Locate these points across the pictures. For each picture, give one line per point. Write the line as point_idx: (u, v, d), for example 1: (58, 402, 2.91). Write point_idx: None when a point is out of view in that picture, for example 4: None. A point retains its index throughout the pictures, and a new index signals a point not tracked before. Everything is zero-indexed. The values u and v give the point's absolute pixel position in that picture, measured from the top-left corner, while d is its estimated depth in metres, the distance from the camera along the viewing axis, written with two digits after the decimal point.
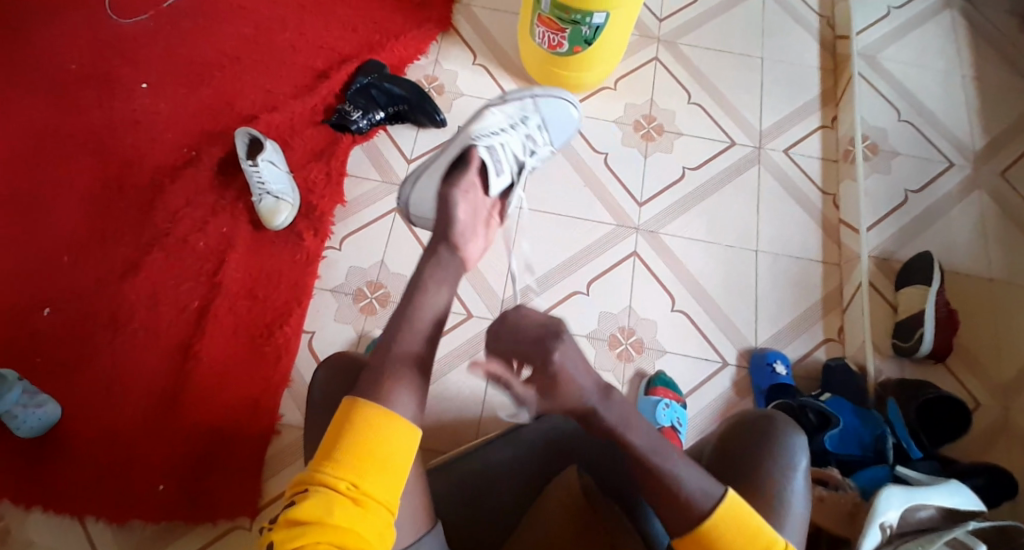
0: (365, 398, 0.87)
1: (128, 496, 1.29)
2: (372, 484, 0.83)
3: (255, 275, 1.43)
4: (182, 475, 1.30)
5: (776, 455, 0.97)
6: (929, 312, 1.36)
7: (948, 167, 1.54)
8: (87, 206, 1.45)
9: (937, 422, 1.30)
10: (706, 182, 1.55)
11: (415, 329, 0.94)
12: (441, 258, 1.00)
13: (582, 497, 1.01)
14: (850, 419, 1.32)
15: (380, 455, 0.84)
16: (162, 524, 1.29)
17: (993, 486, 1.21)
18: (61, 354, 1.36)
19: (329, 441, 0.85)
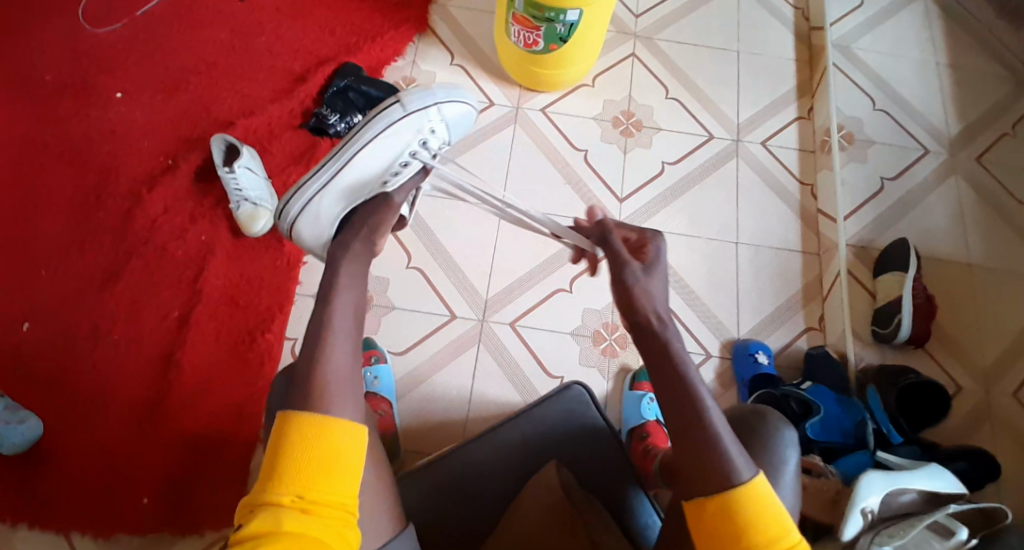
0: (295, 409, 0.87)
1: (111, 510, 1.28)
2: (318, 488, 0.83)
3: (236, 283, 1.42)
4: (166, 486, 1.29)
5: (768, 452, 0.98)
6: (906, 299, 1.36)
7: (924, 153, 1.55)
8: (63, 219, 1.44)
9: (915, 405, 1.29)
10: (684, 176, 1.55)
11: (328, 330, 0.92)
12: (355, 252, 1.01)
13: (561, 492, 1.00)
14: (831, 407, 1.32)
15: (323, 460, 0.85)
16: (146, 537, 1.28)
17: (973, 470, 1.21)
18: (40, 370, 1.35)
19: (268, 458, 0.85)
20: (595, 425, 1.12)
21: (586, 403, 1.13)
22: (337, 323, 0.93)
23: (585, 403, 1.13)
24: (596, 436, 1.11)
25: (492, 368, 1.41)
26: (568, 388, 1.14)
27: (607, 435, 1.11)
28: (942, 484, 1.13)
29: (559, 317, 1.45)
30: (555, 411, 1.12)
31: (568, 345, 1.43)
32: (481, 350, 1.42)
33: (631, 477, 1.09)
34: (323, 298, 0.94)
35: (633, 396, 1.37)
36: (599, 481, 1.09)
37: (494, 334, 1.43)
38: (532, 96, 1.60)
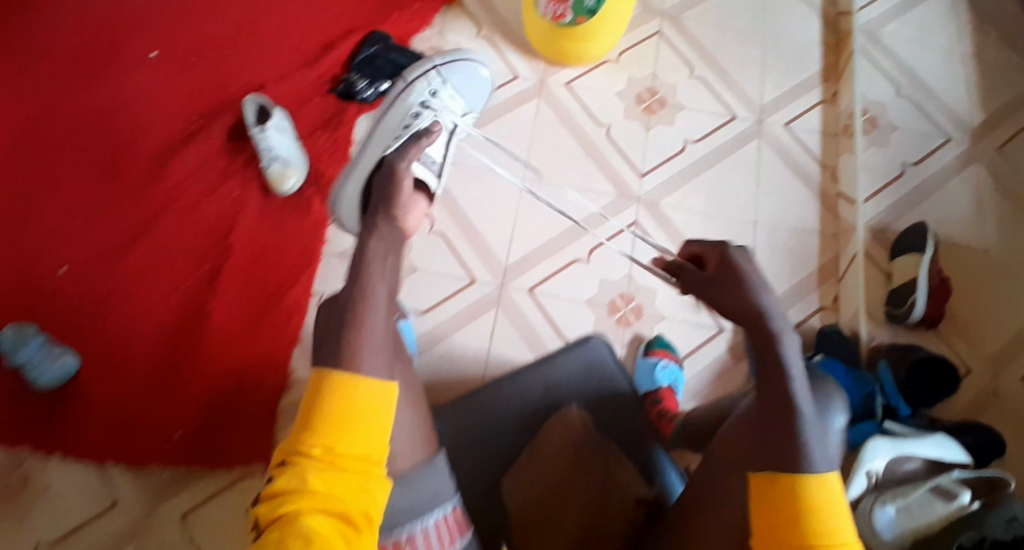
0: (330, 368, 0.87)
1: (146, 443, 1.38)
2: (345, 444, 0.85)
3: (265, 239, 1.48)
4: (198, 423, 1.39)
5: (812, 408, 0.99)
6: (922, 280, 1.38)
7: (946, 141, 1.56)
8: (98, 172, 1.50)
9: (925, 381, 1.30)
10: (705, 154, 1.58)
11: (364, 297, 0.90)
12: (383, 229, 0.95)
13: (581, 430, 1.11)
14: (841, 379, 1.32)
15: (351, 420, 0.86)
16: (178, 470, 1.38)
17: (981, 447, 1.22)
18: (77, 313, 1.43)
19: (302, 413, 0.86)
20: (609, 380, 1.23)
21: (605, 356, 1.25)
22: (379, 289, 0.91)
23: (604, 355, 1.25)
24: (612, 387, 1.22)
25: (508, 332, 1.44)
26: (590, 340, 1.26)
27: (623, 388, 1.23)
28: (945, 452, 1.14)
29: (577, 286, 1.48)
30: (577, 362, 1.24)
31: (584, 314, 1.46)
32: (499, 314, 1.45)
33: (649, 429, 1.20)
34: (358, 261, 0.92)
35: (647, 363, 1.39)
36: (616, 429, 1.19)
37: (512, 300, 1.46)
38: (558, 70, 1.63)
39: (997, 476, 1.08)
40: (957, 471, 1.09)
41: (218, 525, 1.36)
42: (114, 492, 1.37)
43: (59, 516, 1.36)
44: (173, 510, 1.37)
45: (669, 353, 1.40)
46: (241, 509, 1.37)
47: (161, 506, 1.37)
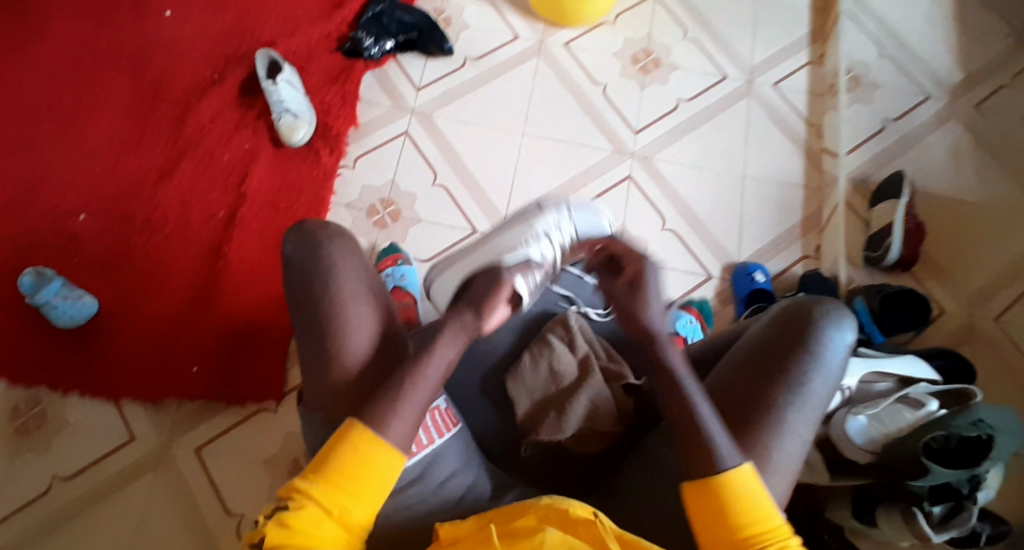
0: (359, 424, 0.97)
1: (164, 379, 1.47)
2: (350, 500, 0.94)
3: (277, 188, 1.55)
4: (215, 358, 1.48)
5: (810, 345, 0.98)
6: (897, 224, 1.48)
7: (926, 98, 1.64)
8: (118, 122, 1.58)
9: (902, 312, 1.41)
10: (697, 111, 1.64)
11: (418, 372, 1.01)
12: (464, 320, 1.05)
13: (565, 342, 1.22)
14: None
15: (359, 475, 0.95)
16: (196, 404, 1.47)
17: (952, 367, 1.37)
18: (95, 257, 1.50)
19: (319, 461, 0.95)
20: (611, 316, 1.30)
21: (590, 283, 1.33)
22: (427, 375, 1.01)
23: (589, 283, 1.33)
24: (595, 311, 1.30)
25: None
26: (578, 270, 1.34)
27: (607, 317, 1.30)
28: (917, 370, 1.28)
29: None
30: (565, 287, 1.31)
31: None
32: None
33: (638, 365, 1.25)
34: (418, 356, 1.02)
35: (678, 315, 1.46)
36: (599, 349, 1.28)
37: None
38: (556, 31, 1.70)
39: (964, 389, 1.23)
40: (924, 383, 1.25)
41: (232, 456, 1.45)
42: (129, 427, 1.45)
43: (78, 451, 1.44)
44: (188, 444, 1.45)
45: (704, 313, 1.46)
46: (255, 441, 1.46)
47: (177, 439, 1.45)
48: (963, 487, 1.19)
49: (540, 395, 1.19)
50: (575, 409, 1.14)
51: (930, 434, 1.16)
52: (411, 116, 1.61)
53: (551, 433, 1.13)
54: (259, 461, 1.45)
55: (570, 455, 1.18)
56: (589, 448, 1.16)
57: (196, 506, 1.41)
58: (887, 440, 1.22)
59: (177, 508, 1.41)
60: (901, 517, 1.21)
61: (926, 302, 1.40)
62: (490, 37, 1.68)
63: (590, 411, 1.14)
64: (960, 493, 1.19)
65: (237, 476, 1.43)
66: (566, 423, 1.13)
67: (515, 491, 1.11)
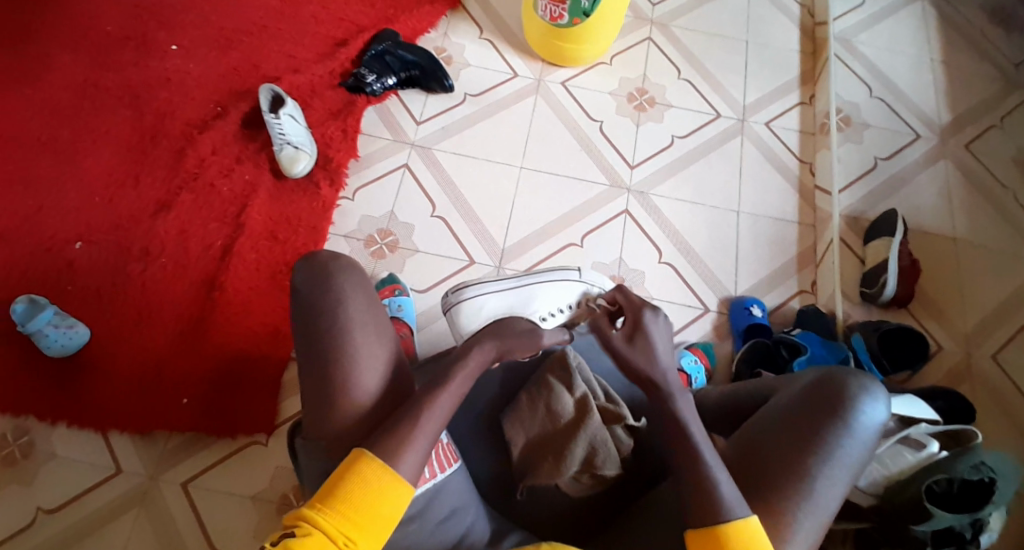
0: (379, 459, 0.96)
1: (154, 409, 1.43)
2: (365, 538, 0.94)
3: (275, 219, 1.56)
4: (205, 389, 1.45)
5: (845, 415, 1.03)
6: (892, 260, 1.50)
7: (916, 138, 1.69)
8: (117, 154, 1.58)
9: (897, 351, 1.43)
10: (691, 148, 1.67)
11: (429, 401, 1.01)
12: (484, 350, 1.07)
13: (564, 380, 1.17)
14: (817, 349, 1.42)
15: (376, 515, 0.95)
16: (185, 435, 1.44)
17: (953, 409, 1.37)
18: (90, 284, 1.49)
19: (337, 492, 0.95)
20: None
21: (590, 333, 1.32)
22: (442, 402, 1.02)
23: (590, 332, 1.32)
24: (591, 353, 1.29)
25: None
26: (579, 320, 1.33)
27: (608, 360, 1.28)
28: (915, 410, 1.24)
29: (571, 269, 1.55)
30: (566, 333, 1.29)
31: None
32: None
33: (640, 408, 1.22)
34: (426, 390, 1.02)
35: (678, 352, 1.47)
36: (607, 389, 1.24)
37: None
38: (554, 70, 1.73)
39: (961, 429, 1.22)
40: (925, 423, 1.22)
41: (218, 492, 1.41)
42: (117, 456, 1.42)
43: (63, 484, 1.40)
44: (176, 478, 1.41)
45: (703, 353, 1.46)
46: (244, 476, 1.42)
47: (165, 473, 1.42)
48: (965, 532, 1.17)
49: (537, 433, 1.16)
50: (574, 452, 1.11)
51: (933, 478, 1.15)
52: (412, 150, 1.63)
53: (549, 477, 1.11)
54: (245, 498, 1.41)
55: (569, 503, 1.15)
56: (584, 492, 1.14)
57: (181, 541, 1.37)
58: (889, 483, 1.21)
59: (162, 546, 1.37)
60: None
61: (925, 343, 1.42)
62: (491, 75, 1.71)
63: (589, 455, 1.12)
64: (963, 538, 1.17)
65: (225, 512, 1.40)
66: (565, 466, 1.11)
67: (514, 536, 1.07)
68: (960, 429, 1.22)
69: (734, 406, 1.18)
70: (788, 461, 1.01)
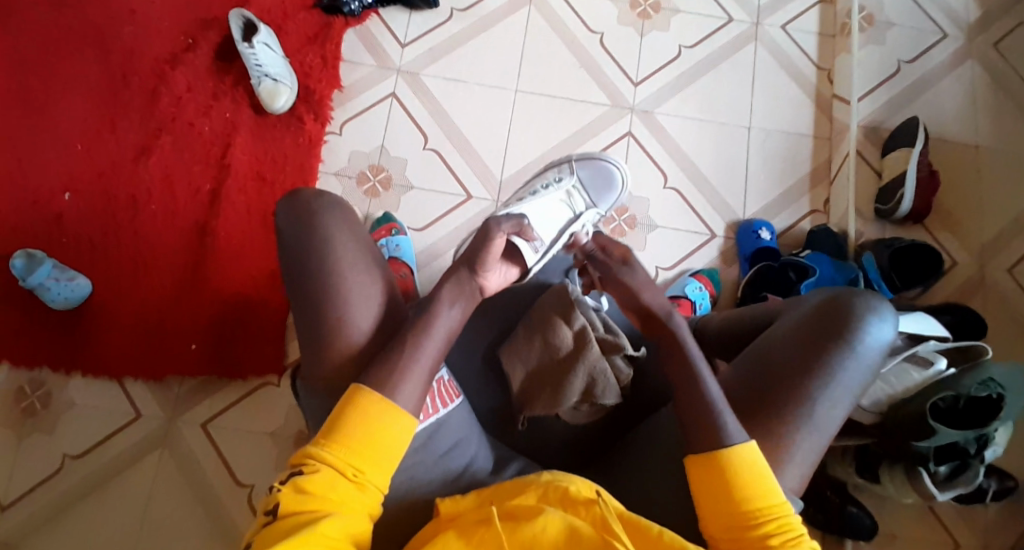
0: (373, 389, 0.95)
1: (163, 357, 1.44)
2: (373, 468, 0.93)
3: (262, 158, 1.50)
4: (211, 334, 1.45)
5: (852, 333, 1.00)
6: (909, 175, 1.41)
7: (943, 37, 1.55)
8: (90, 96, 1.51)
9: (910, 266, 1.37)
10: (698, 59, 1.56)
11: (414, 356, 0.99)
12: (462, 280, 1.06)
13: (561, 310, 1.13)
14: (826, 270, 1.38)
15: (381, 445, 0.93)
16: (197, 380, 1.45)
17: (963, 321, 1.34)
18: (83, 235, 1.46)
19: (337, 424, 0.93)
20: None
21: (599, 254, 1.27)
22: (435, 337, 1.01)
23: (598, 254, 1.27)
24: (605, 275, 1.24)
25: None
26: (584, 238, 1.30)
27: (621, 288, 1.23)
28: (925, 327, 1.23)
29: None
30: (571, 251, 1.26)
31: None
32: None
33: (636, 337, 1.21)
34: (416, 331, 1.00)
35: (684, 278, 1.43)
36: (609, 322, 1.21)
37: None
38: None
39: (972, 345, 1.20)
40: (933, 340, 1.20)
41: (241, 430, 1.43)
42: (136, 402, 1.44)
43: (84, 432, 1.42)
44: (194, 420, 1.44)
45: (709, 279, 1.42)
46: (263, 413, 1.45)
47: (183, 414, 1.44)
48: (970, 446, 1.20)
49: (535, 365, 1.13)
50: (573, 385, 1.10)
51: (938, 395, 1.17)
52: (398, 76, 1.53)
53: (547, 407, 1.10)
54: (265, 433, 1.44)
55: (572, 429, 1.15)
56: (585, 421, 1.15)
57: (208, 479, 1.41)
58: (891, 401, 1.23)
59: (188, 483, 1.40)
60: (904, 473, 1.25)
61: (937, 255, 1.35)
62: None
63: (588, 386, 1.11)
64: (967, 451, 1.20)
65: (248, 448, 1.43)
66: (563, 396, 1.10)
67: (516, 463, 1.08)
68: (971, 344, 1.21)
69: (736, 331, 1.15)
70: (790, 383, 0.99)
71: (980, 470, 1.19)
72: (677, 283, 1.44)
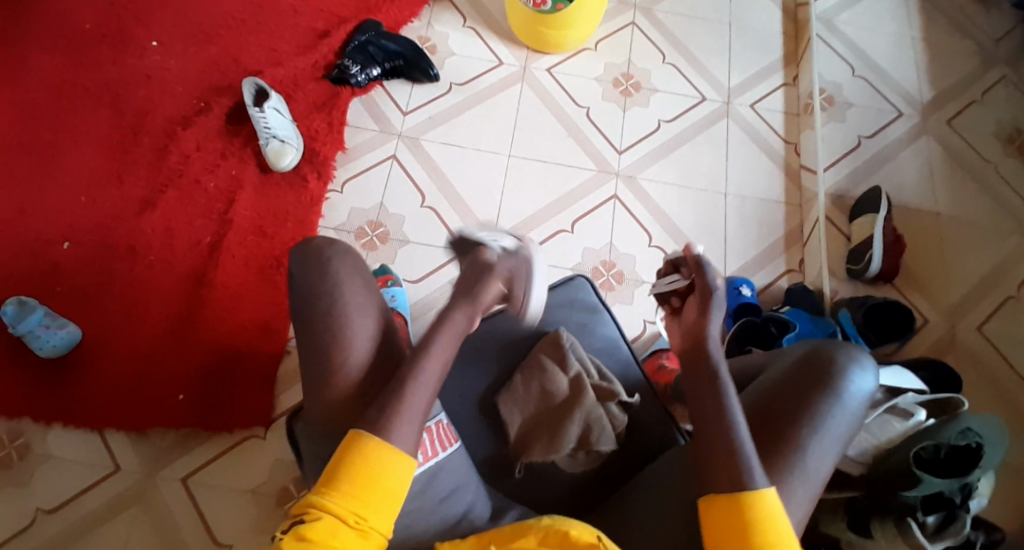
0: (376, 436, 0.94)
1: (154, 404, 1.43)
2: (375, 515, 0.91)
3: (263, 214, 1.55)
4: (201, 385, 1.45)
5: (835, 385, 1.03)
6: (877, 237, 1.52)
7: (898, 116, 1.71)
8: (101, 153, 1.57)
9: (884, 326, 1.45)
10: (678, 132, 1.68)
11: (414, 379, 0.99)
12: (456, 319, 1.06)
13: (556, 361, 1.18)
14: (805, 325, 1.45)
15: (383, 491, 0.92)
16: (180, 432, 1.43)
17: (937, 379, 1.39)
18: (78, 284, 1.48)
19: (339, 471, 0.92)
20: (607, 332, 1.25)
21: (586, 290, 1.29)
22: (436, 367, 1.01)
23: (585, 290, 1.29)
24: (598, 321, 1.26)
25: None
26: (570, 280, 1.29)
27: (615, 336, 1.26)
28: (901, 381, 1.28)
29: (562, 254, 1.56)
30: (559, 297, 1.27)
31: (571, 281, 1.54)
32: None
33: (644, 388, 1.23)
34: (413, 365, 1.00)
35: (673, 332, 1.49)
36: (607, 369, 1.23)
37: None
38: (539, 57, 1.73)
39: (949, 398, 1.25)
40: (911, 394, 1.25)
41: (215, 487, 1.41)
42: (110, 457, 1.41)
43: (60, 484, 1.39)
44: (172, 475, 1.41)
45: None
46: (242, 470, 1.42)
47: (158, 472, 1.41)
48: (955, 496, 1.20)
49: (533, 413, 1.16)
50: (570, 430, 1.13)
51: (920, 443, 1.17)
52: (399, 140, 1.63)
53: (545, 454, 1.14)
54: (246, 490, 1.41)
55: (568, 481, 1.15)
56: (583, 469, 1.15)
57: (181, 537, 1.37)
58: (876, 452, 1.24)
59: (163, 540, 1.37)
60: (895, 527, 1.20)
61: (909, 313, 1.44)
62: (476, 64, 1.71)
63: (585, 431, 1.14)
64: (953, 503, 1.20)
65: (224, 507, 1.39)
66: (561, 444, 1.13)
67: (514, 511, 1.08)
68: (948, 398, 1.25)
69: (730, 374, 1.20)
70: (779, 432, 1.02)
71: (967, 521, 1.18)
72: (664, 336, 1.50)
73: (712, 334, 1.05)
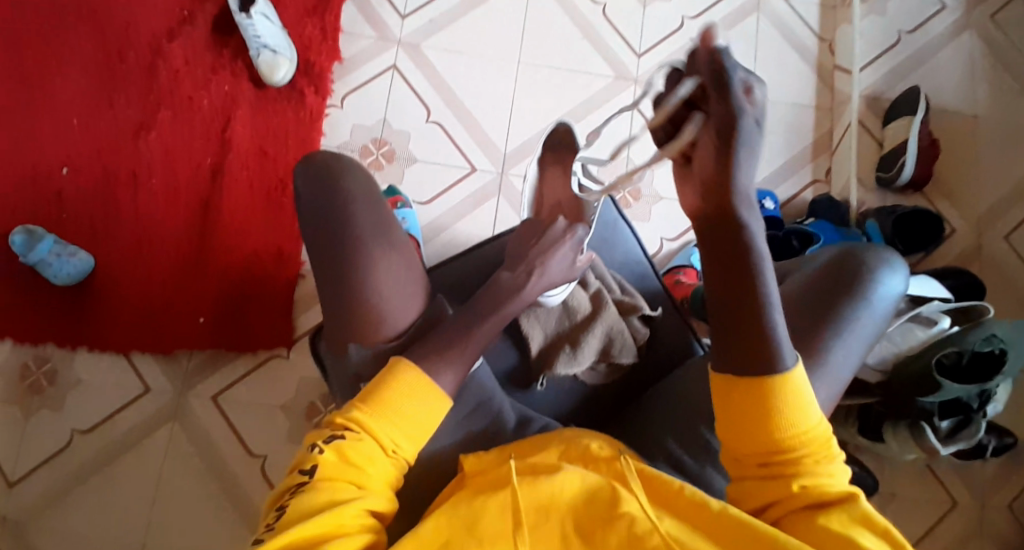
0: (416, 363, 0.84)
1: (171, 327, 1.40)
2: (409, 443, 0.82)
3: (262, 132, 1.47)
4: (220, 308, 1.41)
5: (863, 288, 0.92)
6: (912, 142, 1.43)
7: (941, 9, 1.57)
8: (85, 71, 1.46)
9: (912, 232, 1.39)
10: (702, 30, 1.56)
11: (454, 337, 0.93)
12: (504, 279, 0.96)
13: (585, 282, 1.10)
14: (831, 238, 1.38)
15: (416, 418, 0.83)
16: (205, 353, 1.41)
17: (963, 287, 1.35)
18: (78, 212, 1.42)
19: (378, 391, 0.83)
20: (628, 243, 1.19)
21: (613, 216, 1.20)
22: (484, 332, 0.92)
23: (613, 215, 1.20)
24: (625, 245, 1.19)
25: (509, 214, 1.46)
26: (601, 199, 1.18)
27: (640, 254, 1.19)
28: (926, 288, 1.22)
29: None
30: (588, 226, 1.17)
31: None
32: (500, 202, 1.46)
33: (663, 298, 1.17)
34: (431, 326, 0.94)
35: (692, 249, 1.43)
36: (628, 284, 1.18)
37: (512, 186, 1.47)
38: None
39: (974, 305, 1.20)
40: (936, 301, 1.20)
41: (247, 404, 1.39)
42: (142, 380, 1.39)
43: (95, 403, 1.38)
44: (205, 393, 1.39)
45: None
46: (271, 387, 1.40)
47: (193, 388, 1.39)
48: (972, 402, 1.21)
49: (554, 329, 1.09)
50: (589, 343, 1.07)
51: (943, 352, 1.17)
52: (399, 48, 1.51)
53: (567, 366, 1.06)
54: (275, 407, 1.40)
55: (587, 394, 1.10)
56: (602, 381, 1.10)
57: (221, 454, 1.37)
58: (898, 359, 1.24)
59: (202, 456, 1.36)
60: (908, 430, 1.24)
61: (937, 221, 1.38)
62: None
63: (605, 345, 1.08)
64: (969, 407, 1.22)
65: (258, 421, 1.39)
66: (582, 355, 1.06)
67: None
68: (973, 305, 1.20)
69: None
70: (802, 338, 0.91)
71: (982, 425, 1.21)
72: (681, 253, 1.45)
73: (743, 186, 0.71)
